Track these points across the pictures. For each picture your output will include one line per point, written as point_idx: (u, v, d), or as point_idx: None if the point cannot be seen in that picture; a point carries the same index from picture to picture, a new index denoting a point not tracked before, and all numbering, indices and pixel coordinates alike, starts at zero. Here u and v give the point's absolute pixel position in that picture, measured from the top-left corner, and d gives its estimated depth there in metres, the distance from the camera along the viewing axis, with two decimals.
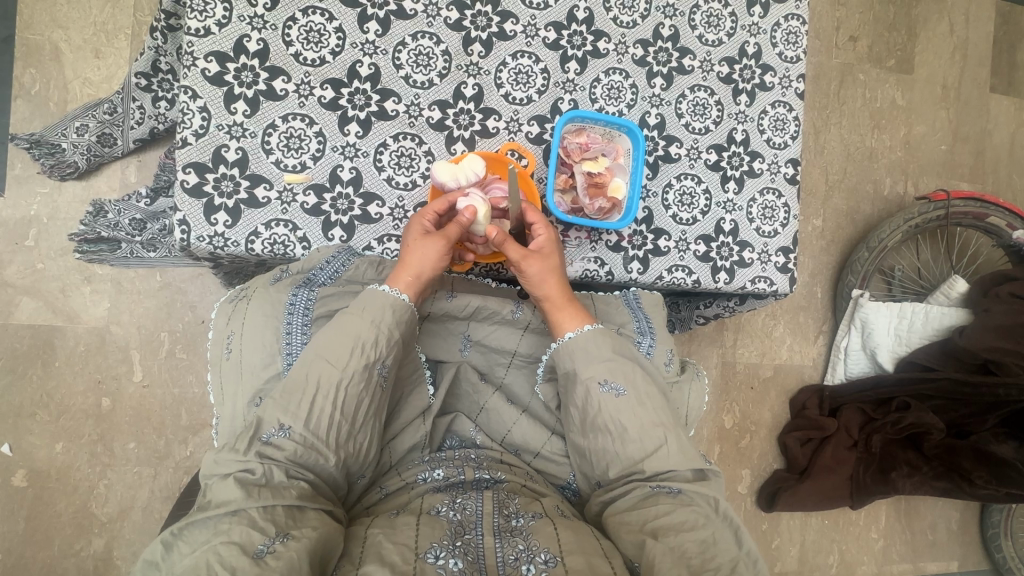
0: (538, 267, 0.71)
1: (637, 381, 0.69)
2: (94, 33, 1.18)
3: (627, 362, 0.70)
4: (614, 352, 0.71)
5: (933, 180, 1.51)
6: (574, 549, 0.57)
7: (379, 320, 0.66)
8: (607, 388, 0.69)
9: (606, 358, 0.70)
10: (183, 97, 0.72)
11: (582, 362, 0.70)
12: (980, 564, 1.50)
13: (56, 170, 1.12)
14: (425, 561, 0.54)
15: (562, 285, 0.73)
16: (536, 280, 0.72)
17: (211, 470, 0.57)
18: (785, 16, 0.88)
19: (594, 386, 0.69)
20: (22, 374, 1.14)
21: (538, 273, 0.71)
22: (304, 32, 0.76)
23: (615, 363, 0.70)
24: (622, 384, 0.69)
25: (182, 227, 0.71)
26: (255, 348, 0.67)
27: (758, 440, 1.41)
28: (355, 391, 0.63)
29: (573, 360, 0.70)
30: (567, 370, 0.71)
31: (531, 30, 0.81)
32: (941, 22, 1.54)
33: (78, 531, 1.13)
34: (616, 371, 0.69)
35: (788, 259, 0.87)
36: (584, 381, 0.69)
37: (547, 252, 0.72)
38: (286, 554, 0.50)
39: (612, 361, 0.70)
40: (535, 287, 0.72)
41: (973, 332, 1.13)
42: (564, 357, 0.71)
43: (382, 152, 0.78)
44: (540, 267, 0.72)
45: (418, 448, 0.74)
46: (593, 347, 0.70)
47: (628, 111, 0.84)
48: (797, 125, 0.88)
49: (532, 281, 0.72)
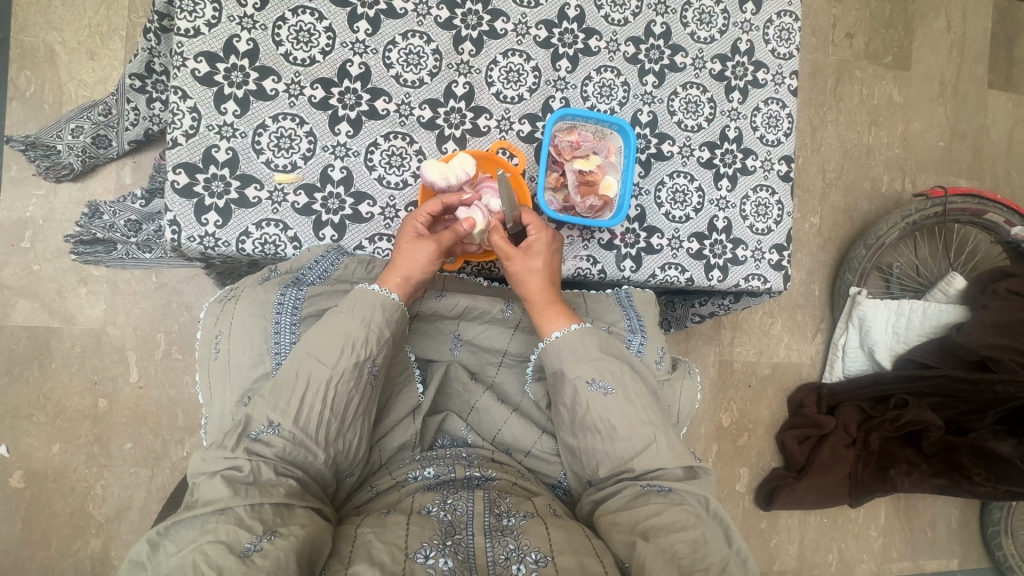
0: (520, 266, 0.72)
1: (624, 380, 0.69)
2: (89, 35, 1.18)
3: (614, 361, 0.70)
4: (601, 351, 0.70)
5: (931, 176, 1.51)
6: (565, 548, 0.57)
7: (369, 317, 0.66)
8: (594, 387, 0.68)
9: (594, 356, 0.70)
10: (173, 97, 0.72)
11: (569, 360, 0.70)
12: (980, 562, 1.49)
13: (52, 171, 1.13)
14: (414, 561, 0.54)
15: (549, 284, 0.73)
16: (523, 279, 0.72)
17: (199, 468, 0.57)
18: (778, 13, 0.88)
19: (582, 385, 0.69)
20: (20, 375, 1.14)
21: (523, 272, 0.72)
22: (294, 32, 0.76)
23: (602, 361, 0.70)
24: (610, 383, 0.69)
25: (173, 227, 0.71)
26: (244, 348, 0.67)
27: (756, 439, 1.41)
28: (345, 388, 0.63)
29: (561, 360, 0.70)
30: (554, 368, 0.71)
31: (521, 29, 0.81)
32: (939, 18, 1.53)
33: (75, 532, 1.13)
34: (603, 370, 0.69)
35: (782, 256, 0.86)
36: (572, 380, 0.69)
37: (534, 251, 0.73)
38: (273, 552, 0.50)
39: (599, 360, 0.70)
40: (520, 287, 0.73)
41: (972, 328, 1.13)
42: (551, 357, 0.71)
43: (373, 151, 0.78)
44: (524, 266, 0.72)
45: (409, 447, 0.74)
46: (580, 347, 0.70)
47: (620, 109, 0.84)
48: (790, 122, 0.88)
49: (516, 281, 0.73)
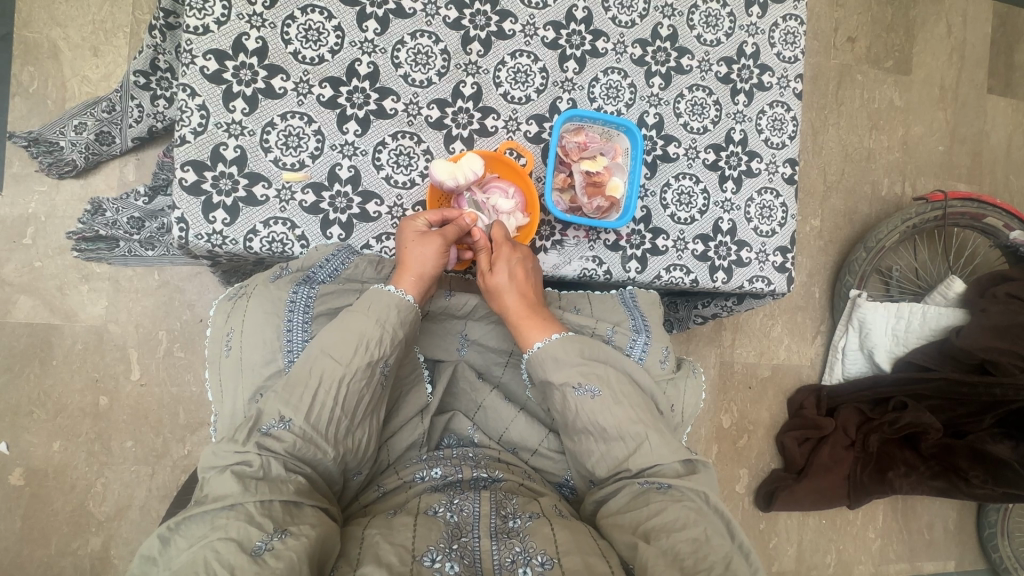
0: (499, 279, 0.71)
1: (610, 382, 0.69)
2: (93, 31, 1.18)
3: (598, 364, 0.70)
4: (583, 355, 0.70)
5: (930, 181, 1.51)
6: (572, 549, 0.57)
7: (384, 318, 0.66)
8: (581, 391, 0.69)
9: (576, 362, 0.70)
10: (182, 94, 0.72)
11: (553, 368, 0.70)
12: (976, 564, 1.50)
13: (54, 168, 1.12)
14: (421, 564, 0.54)
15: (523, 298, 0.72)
16: (499, 293, 0.71)
17: (210, 462, 0.57)
18: (784, 16, 0.89)
19: (569, 390, 0.69)
20: (21, 372, 1.13)
21: (503, 280, 0.71)
22: (303, 30, 0.76)
23: (585, 366, 0.70)
24: (595, 386, 0.69)
25: (181, 225, 0.71)
26: (257, 346, 0.67)
27: (756, 440, 1.41)
28: (356, 387, 0.63)
29: (544, 369, 0.70)
30: (541, 378, 0.71)
31: (530, 30, 0.81)
32: (939, 23, 1.54)
33: (75, 530, 1.13)
34: (588, 374, 0.69)
35: (786, 259, 0.87)
36: (559, 388, 0.69)
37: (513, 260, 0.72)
38: (285, 553, 0.50)
39: (582, 364, 0.70)
40: (503, 295, 0.71)
41: (970, 332, 1.12)
42: (536, 368, 0.71)
43: (381, 151, 0.78)
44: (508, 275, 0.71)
45: (417, 446, 0.74)
46: (562, 353, 0.70)
47: (626, 111, 0.84)
48: (794, 125, 0.89)
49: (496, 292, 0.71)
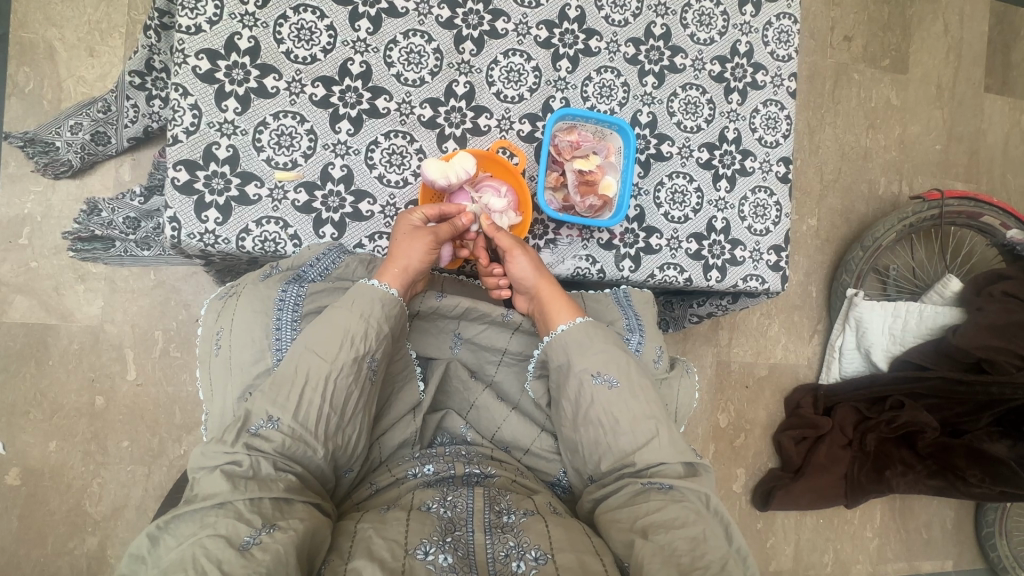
0: (522, 262, 0.73)
1: (630, 373, 0.70)
2: (89, 32, 1.18)
3: (620, 354, 0.71)
4: (607, 343, 0.71)
5: (927, 179, 1.51)
6: (564, 546, 0.57)
7: (369, 313, 0.66)
8: (599, 379, 0.69)
9: (600, 349, 0.70)
10: (174, 94, 0.72)
11: (576, 353, 0.70)
12: (974, 563, 1.50)
13: (50, 168, 1.12)
14: (414, 558, 0.54)
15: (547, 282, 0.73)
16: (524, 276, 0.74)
17: (198, 462, 0.57)
18: (777, 15, 0.89)
19: (588, 377, 0.69)
20: (17, 372, 1.14)
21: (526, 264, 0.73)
22: (295, 30, 0.76)
23: (608, 354, 0.70)
24: (615, 376, 0.69)
25: (173, 224, 0.71)
26: (245, 345, 0.68)
27: (753, 439, 1.41)
28: (344, 383, 0.63)
29: (567, 353, 0.70)
30: (560, 363, 0.71)
31: (522, 29, 0.81)
32: (936, 22, 1.54)
33: (71, 530, 1.13)
34: (609, 363, 0.70)
35: (780, 257, 0.87)
36: (578, 373, 0.70)
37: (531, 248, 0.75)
38: (272, 546, 0.50)
39: (605, 352, 0.70)
40: (529, 278, 0.73)
41: (967, 331, 1.12)
42: (557, 351, 0.71)
43: (374, 150, 0.78)
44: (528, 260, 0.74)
45: (409, 444, 0.74)
46: (586, 339, 0.71)
47: (620, 110, 0.84)
48: (788, 124, 0.89)
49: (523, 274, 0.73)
